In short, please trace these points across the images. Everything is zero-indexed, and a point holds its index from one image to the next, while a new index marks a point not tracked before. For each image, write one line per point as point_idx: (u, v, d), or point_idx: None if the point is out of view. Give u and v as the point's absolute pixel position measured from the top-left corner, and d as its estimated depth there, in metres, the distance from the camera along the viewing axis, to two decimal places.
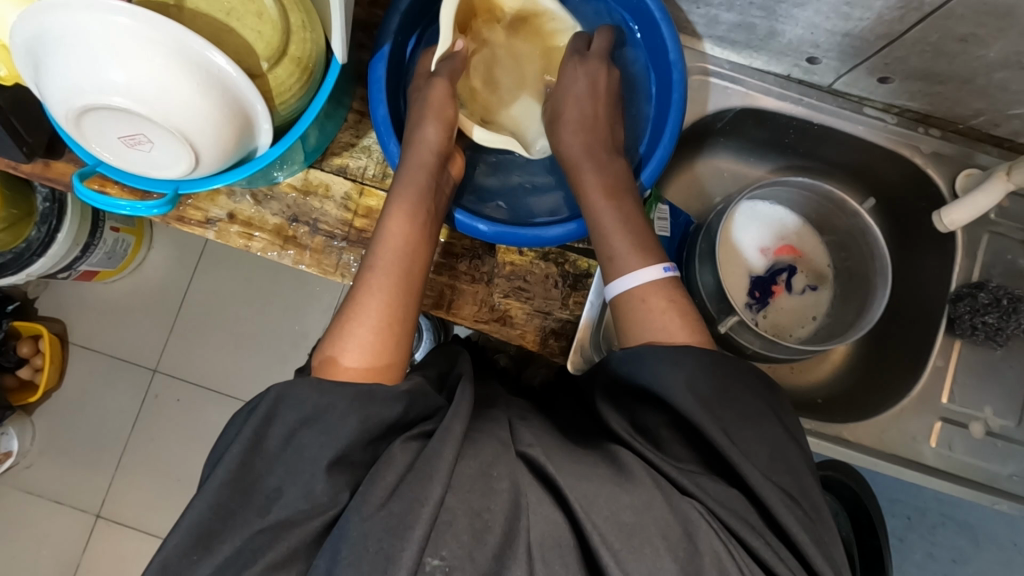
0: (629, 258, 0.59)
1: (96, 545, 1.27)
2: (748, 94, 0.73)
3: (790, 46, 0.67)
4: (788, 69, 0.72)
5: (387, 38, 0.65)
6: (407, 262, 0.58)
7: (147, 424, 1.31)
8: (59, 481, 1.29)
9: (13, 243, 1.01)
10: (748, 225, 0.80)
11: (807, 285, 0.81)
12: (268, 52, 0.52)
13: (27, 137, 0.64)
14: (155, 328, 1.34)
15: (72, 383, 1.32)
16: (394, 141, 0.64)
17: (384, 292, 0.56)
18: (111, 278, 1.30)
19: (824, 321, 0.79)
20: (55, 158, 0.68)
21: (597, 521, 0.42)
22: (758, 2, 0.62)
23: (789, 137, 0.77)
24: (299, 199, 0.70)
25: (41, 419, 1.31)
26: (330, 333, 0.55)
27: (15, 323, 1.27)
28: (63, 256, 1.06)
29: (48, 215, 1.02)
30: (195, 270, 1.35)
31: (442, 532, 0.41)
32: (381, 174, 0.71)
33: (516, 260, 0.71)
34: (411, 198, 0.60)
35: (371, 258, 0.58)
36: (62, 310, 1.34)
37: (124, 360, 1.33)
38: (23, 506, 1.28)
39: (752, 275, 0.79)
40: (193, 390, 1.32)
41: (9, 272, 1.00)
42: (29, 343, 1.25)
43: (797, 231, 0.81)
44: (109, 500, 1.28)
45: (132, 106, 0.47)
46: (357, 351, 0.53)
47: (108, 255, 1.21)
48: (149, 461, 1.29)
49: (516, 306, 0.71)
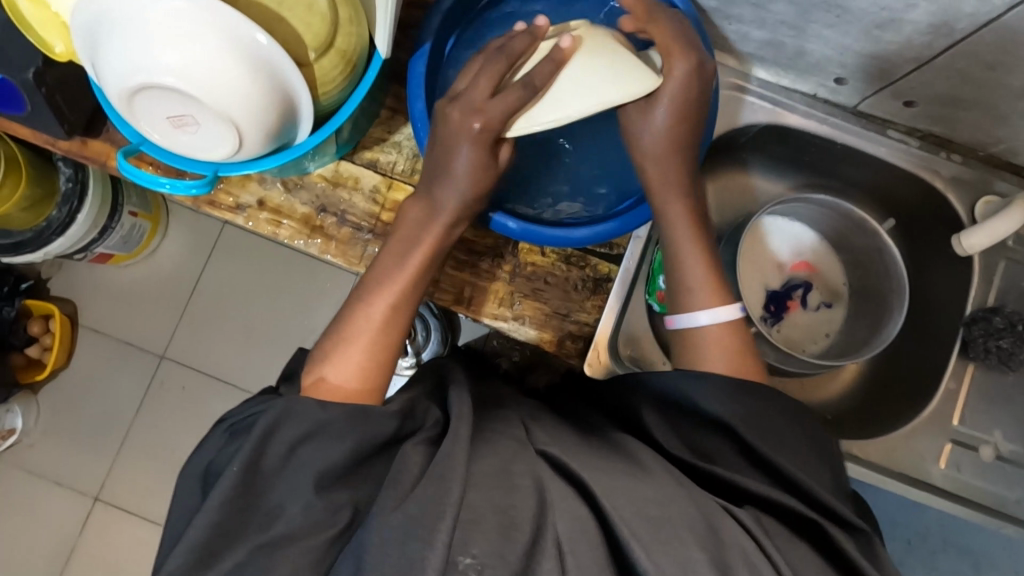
0: (703, 293, 0.61)
1: (93, 529, 1.31)
2: (774, 111, 0.74)
3: (817, 66, 0.68)
4: (814, 88, 0.73)
5: (429, 36, 0.66)
6: (405, 313, 0.60)
7: (151, 411, 1.35)
8: (59, 463, 1.33)
9: (34, 222, 1.07)
10: (768, 237, 0.81)
11: (821, 302, 0.82)
12: (316, 43, 0.52)
13: (69, 115, 0.65)
14: (164, 316, 1.38)
15: (79, 364, 1.37)
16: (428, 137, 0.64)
17: (382, 337, 0.58)
18: (125, 261, 1.36)
19: (837, 338, 0.80)
20: (92, 138, 0.70)
21: (621, 515, 0.43)
22: (788, 21, 0.62)
23: (812, 155, 0.78)
24: (328, 190, 0.72)
25: (46, 399, 1.36)
26: (324, 353, 0.57)
27: (27, 302, 1.31)
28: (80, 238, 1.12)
29: (69, 196, 1.07)
30: (208, 259, 1.39)
31: (471, 523, 0.41)
32: (411, 170, 0.72)
33: (538, 260, 0.72)
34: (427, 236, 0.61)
35: (366, 302, 0.59)
36: (74, 292, 1.38)
37: (135, 346, 1.37)
38: (24, 485, 1.32)
39: (768, 289, 0.80)
40: (197, 377, 1.36)
41: (28, 250, 1.06)
42: (40, 322, 1.30)
43: (813, 248, 0.82)
44: (107, 485, 1.32)
45: (185, 88, 0.48)
46: (341, 374, 0.56)
47: (125, 240, 1.26)
48: (151, 447, 1.34)
49: (535, 307, 0.72)
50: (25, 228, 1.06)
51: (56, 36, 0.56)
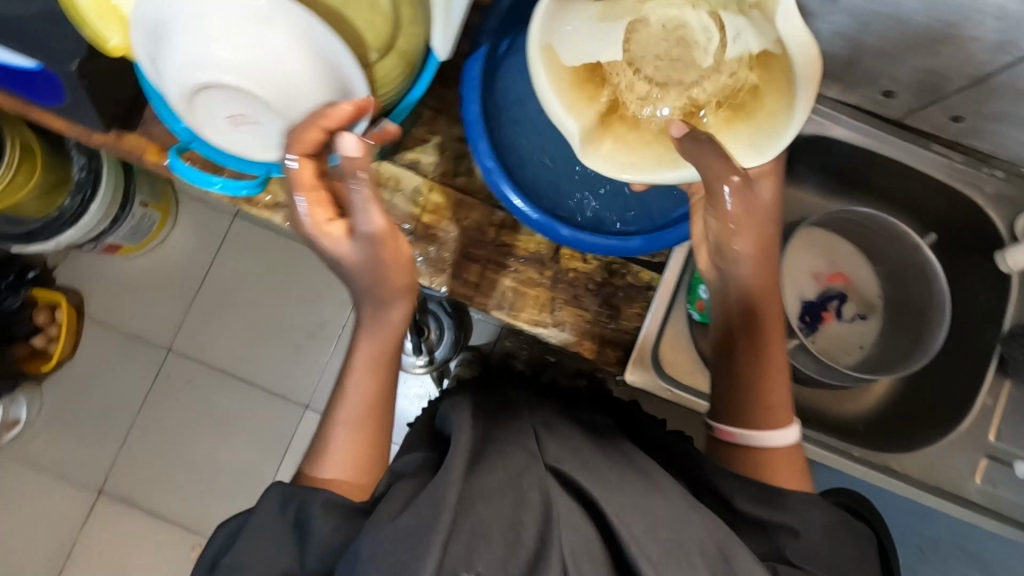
0: (783, 411, 0.59)
1: (97, 518, 1.39)
2: (818, 122, 0.74)
3: (868, 78, 0.68)
4: (860, 101, 0.73)
5: (486, 38, 0.63)
6: (373, 404, 0.58)
7: (156, 402, 1.43)
8: (63, 454, 1.41)
9: (48, 211, 1.20)
10: (806, 248, 0.81)
11: (856, 314, 0.81)
12: (378, 43, 0.52)
13: (106, 107, 0.63)
14: (172, 308, 1.46)
15: (85, 356, 1.44)
16: (485, 140, 0.61)
17: (358, 437, 0.57)
18: (133, 253, 1.44)
19: (871, 350, 0.80)
20: (128, 132, 0.68)
21: (634, 530, 0.43)
22: (847, 34, 0.62)
23: (855, 168, 0.78)
24: (369, 190, 0.71)
25: (49, 389, 1.44)
26: (312, 452, 0.59)
27: (33, 291, 1.40)
28: (92, 227, 1.24)
29: (83, 184, 1.20)
30: (215, 254, 1.46)
31: (476, 541, 0.41)
32: (452, 171, 0.72)
33: (580, 266, 0.72)
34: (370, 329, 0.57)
35: (333, 409, 0.58)
36: (81, 282, 1.46)
37: (139, 338, 1.45)
38: (29, 475, 1.40)
39: (804, 300, 0.81)
40: (202, 371, 1.44)
41: (42, 238, 1.19)
42: (46, 313, 1.39)
43: (849, 257, 0.82)
44: (111, 477, 1.40)
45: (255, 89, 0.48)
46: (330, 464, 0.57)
47: (133, 230, 1.36)
48: (154, 439, 1.42)
49: (574, 314, 0.71)
50: (39, 217, 1.19)
51: (112, 28, 0.53)
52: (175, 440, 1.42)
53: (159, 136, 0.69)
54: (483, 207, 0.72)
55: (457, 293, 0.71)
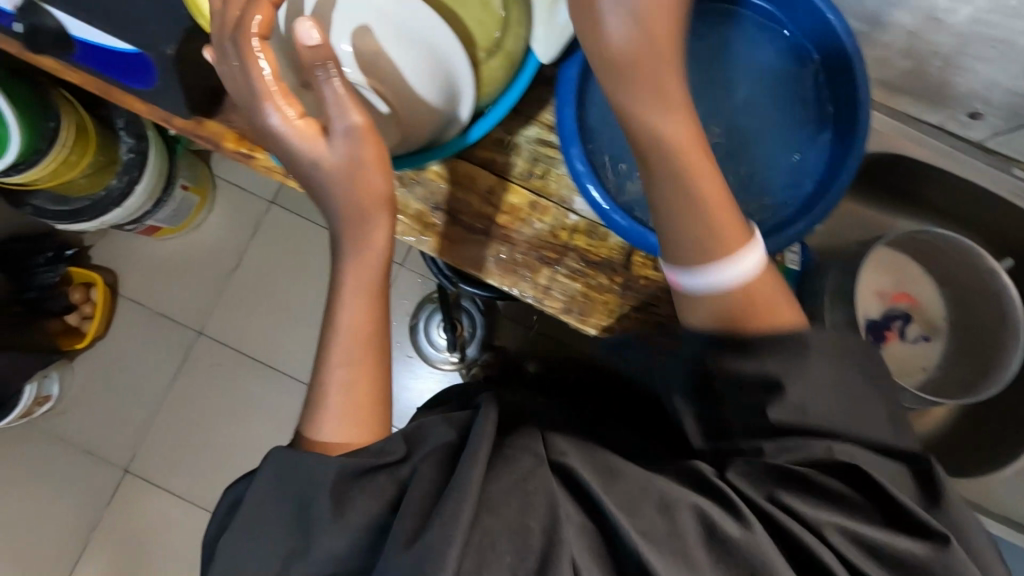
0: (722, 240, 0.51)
1: (121, 496, 1.40)
2: (891, 138, 0.74)
3: (955, 98, 0.67)
4: (943, 121, 0.73)
5: None
6: (363, 335, 0.58)
7: (186, 384, 1.44)
8: (91, 430, 1.42)
9: (93, 190, 1.20)
10: (876, 267, 0.81)
11: (920, 336, 0.81)
12: (487, 41, 0.55)
13: (194, 94, 0.64)
14: (206, 291, 1.47)
15: (117, 334, 1.46)
16: (577, 146, 0.61)
17: (353, 386, 0.57)
18: (170, 234, 1.45)
19: (934, 373, 0.79)
20: (209, 118, 0.67)
21: (639, 532, 0.44)
22: (941, 52, 0.62)
23: (930, 189, 0.77)
24: (445, 187, 0.71)
25: (80, 365, 1.45)
26: (307, 410, 0.58)
27: (71, 268, 1.41)
28: (137, 207, 1.25)
29: (130, 166, 1.20)
30: (252, 237, 1.48)
31: (486, 551, 0.43)
32: (528, 173, 0.71)
33: (651, 274, 0.70)
34: (359, 250, 0.58)
35: (324, 354, 0.58)
36: (116, 262, 1.47)
37: (172, 319, 1.46)
38: (56, 449, 1.42)
39: (867, 319, 0.80)
40: (233, 356, 1.45)
41: (86, 217, 1.19)
42: (80, 291, 1.40)
43: (915, 278, 0.81)
44: (137, 457, 1.41)
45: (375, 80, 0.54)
46: (331, 426, 0.56)
47: (174, 213, 1.37)
48: (181, 420, 1.43)
49: (641, 322, 0.71)
50: (85, 196, 1.19)
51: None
52: (203, 423, 1.43)
53: (237, 122, 0.67)
54: (557, 209, 0.71)
55: (529, 295, 0.71)
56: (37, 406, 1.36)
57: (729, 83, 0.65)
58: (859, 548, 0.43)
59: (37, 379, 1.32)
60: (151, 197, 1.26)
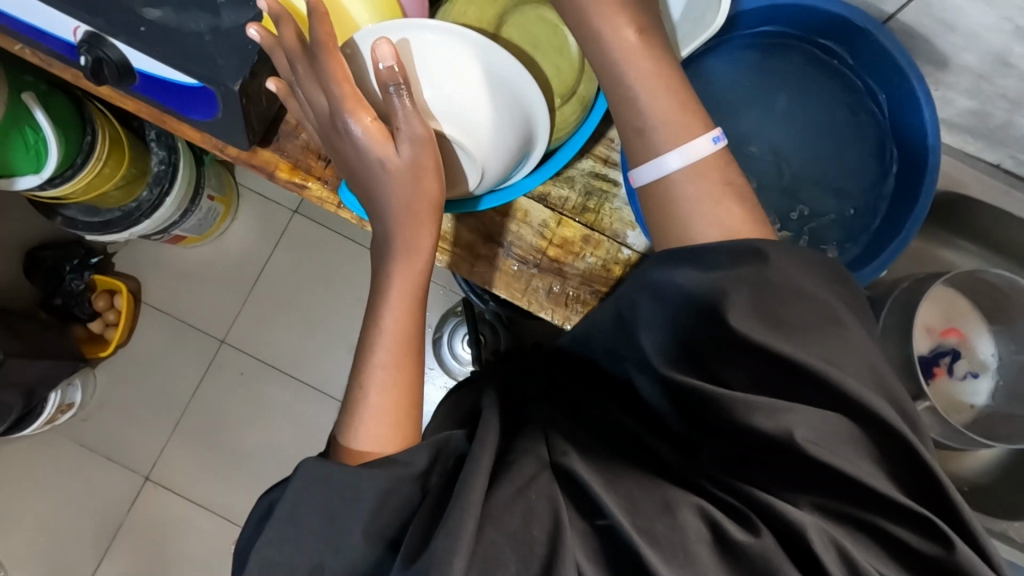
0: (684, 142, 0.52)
1: (142, 504, 1.40)
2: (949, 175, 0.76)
3: (1016, 140, 0.69)
4: (1000, 158, 0.74)
5: None
6: (406, 342, 0.58)
7: (208, 393, 1.44)
8: (112, 437, 1.42)
9: (124, 202, 1.20)
10: (929, 302, 0.80)
11: (968, 372, 0.80)
12: (562, 90, 0.58)
13: (254, 127, 0.64)
14: (230, 299, 1.47)
15: (139, 341, 1.46)
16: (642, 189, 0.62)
17: (393, 393, 0.56)
18: (195, 243, 1.45)
19: (982, 409, 0.79)
20: (263, 146, 0.68)
21: (639, 529, 0.42)
22: (1010, 96, 0.63)
23: (984, 226, 0.76)
24: (498, 220, 0.70)
25: (102, 373, 1.44)
26: (343, 417, 0.57)
27: (95, 276, 1.41)
28: (164, 220, 1.24)
29: (161, 177, 1.20)
30: (275, 247, 1.47)
31: (491, 562, 0.41)
32: (582, 207, 0.71)
33: None
34: (408, 259, 0.57)
35: (364, 361, 0.57)
36: (139, 269, 1.47)
37: (195, 328, 1.46)
38: (76, 456, 1.41)
39: (918, 356, 0.79)
40: (255, 365, 1.45)
41: (117, 228, 1.19)
42: (105, 298, 1.39)
43: (965, 314, 0.80)
44: (158, 465, 1.41)
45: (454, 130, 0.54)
46: (370, 434, 0.55)
47: (199, 223, 1.36)
48: (202, 428, 1.42)
49: None
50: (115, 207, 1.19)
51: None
52: (224, 432, 1.42)
53: (292, 152, 0.68)
54: (610, 244, 0.70)
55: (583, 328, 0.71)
56: (60, 413, 1.36)
57: (793, 125, 0.65)
58: (833, 519, 0.43)
59: (62, 388, 1.32)
60: (179, 208, 1.26)
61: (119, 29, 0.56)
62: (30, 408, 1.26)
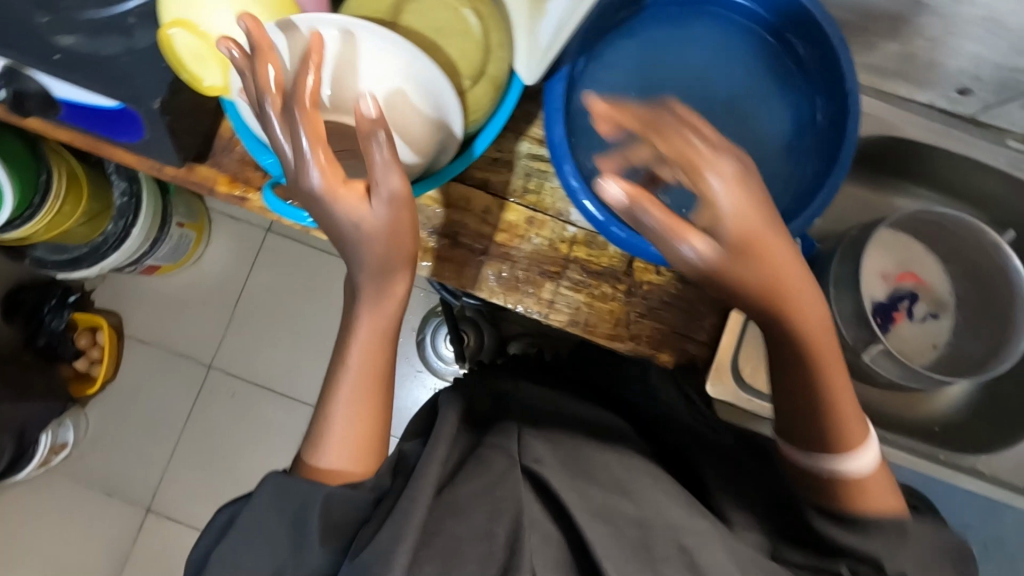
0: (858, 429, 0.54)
1: (145, 535, 1.40)
2: (884, 122, 0.74)
3: (945, 76, 0.69)
4: (934, 98, 0.74)
5: (568, 58, 0.58)
6: (374, 381, 0.58)
7: (201, 418, 1.44)
8: (110, 472, 1.43)
9: (91, 238, 1.20)
10: (881, 249, 0.81)
11: (928, 314, 0.81)
12: (469, 70, 0.58)
13: (184, 144, 0.64)
14: (213, 322, 1.47)
15: (126, 374, 1.46)
16: (571, 162, 0.58)
17: (358, 419, 0.57)
18: (171, 270, 1.45)
19: (946, 350, 0.79)
20: (200, 163, 0.68)
21: None
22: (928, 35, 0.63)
23: (940, 166, 0.76)
24: (441, 212, 0.70)
25: (94, 410, 1.45)
26: (311, 439, 0.58)
27: (75, 314, 1.42)
28: (134, 251, 1.25)
29: (124, 210, 1.20)
30: (252, 266, 1.48)
31: None
32: (523, 189, 0.71)
33: (653, 279, 0.71)
34: (380, 309, 0.57)
35: (331, 395, 0.58)
36: (119, 303, 1.48)
37: (181, 354, 1.46)
38: (75, 494, 1.42)
39: (874, 301, 0.80)
40: (245, 386, 1.45)
41: (85, 264, 1.20)
42: (87, 336, 1.40)
43: (920, 257, 0.81)
44: (158, 496, 1.42)
45: None
46: (336, 458, 0.57)
47: (173, 250, 1.37)
48: (199, 454, 1.43)
49: (650, 327, 0.71)
50: (82, 244, 1.20)
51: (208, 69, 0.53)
52: (220, 455, 1.43)
53: (228, 166, 0.68)
54: (555, 223, 0.71)
55: (534, 310, 0.71)
56: (53, 454, 1.37)
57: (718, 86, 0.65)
58: None
59: (52, 429, 1.32)
60: (148, 237, 1.26)
61: (33, 59, 0.56)
62: (22, 451, 1.26)
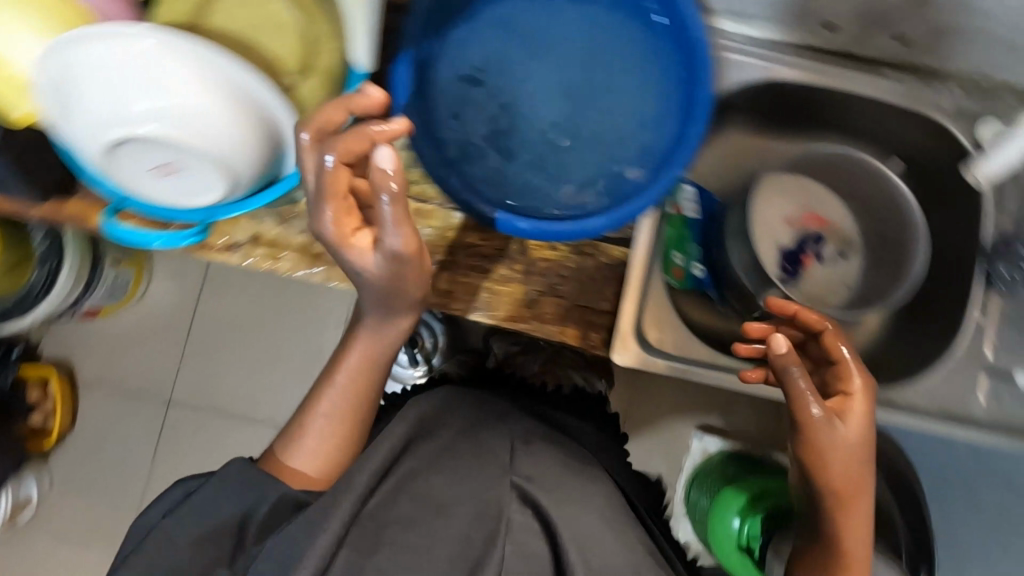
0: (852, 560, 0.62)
1: None
2: (766, 67, 0.72)
3: (802, 9, 0.69)
4: (802, 36, 0.72)
5: (411, 41, 0.57)
6: (357, 406, 0.66)
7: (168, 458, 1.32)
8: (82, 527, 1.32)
9: (15, 289, 1.12)
10: (783, 193, 0.81)
11: (837, 254, 0.80)
12: (297, 61, 0.58)
13: (40, 177, 0.62)
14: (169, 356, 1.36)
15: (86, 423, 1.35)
16: (424, 142, 0.56)
17: (330, 430, 0.65)
18: (112, 313, 1.36)
19: (857, 288, 0.79)
20: (68, 197, 0.65)
21: None
22: None
23: (822, 104, 0.75)
24: None
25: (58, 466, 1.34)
26: (284, 439, 0.66)
27: (21, 367, 1.30)
28: (65, 297, 1.15)
29: (48, 256, 1.12)
30: (201, 292, 1.37)
31: None
32: (405, 181, 0.70)
33: (549, 255, 0.70)
34: (372, 347, 0.64)
35: (311, 408, 0.65)
36: (68, 349, 1.37)
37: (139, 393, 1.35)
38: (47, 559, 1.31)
39: (780, 248, 0.80)
40: (214, 415, 1.34)
41: (14, 316, 1.11)
42: (37, 388, 1.29)
43: (821, 198, 0.81)
44: None
45: (172, 132, 0.51)
46: (303, 458, 0.64)
47: (111, 292, 1.28)
48: None
49: (552, 302, 0.70)
50: (6, 296, 1.11)
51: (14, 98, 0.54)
52: None
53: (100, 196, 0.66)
54: (443, 211, 0.70)
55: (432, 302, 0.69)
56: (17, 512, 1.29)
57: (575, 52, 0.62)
58: None
59: (10, 485, 1.26)
60: (80, 280, 1.17)
61: None
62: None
